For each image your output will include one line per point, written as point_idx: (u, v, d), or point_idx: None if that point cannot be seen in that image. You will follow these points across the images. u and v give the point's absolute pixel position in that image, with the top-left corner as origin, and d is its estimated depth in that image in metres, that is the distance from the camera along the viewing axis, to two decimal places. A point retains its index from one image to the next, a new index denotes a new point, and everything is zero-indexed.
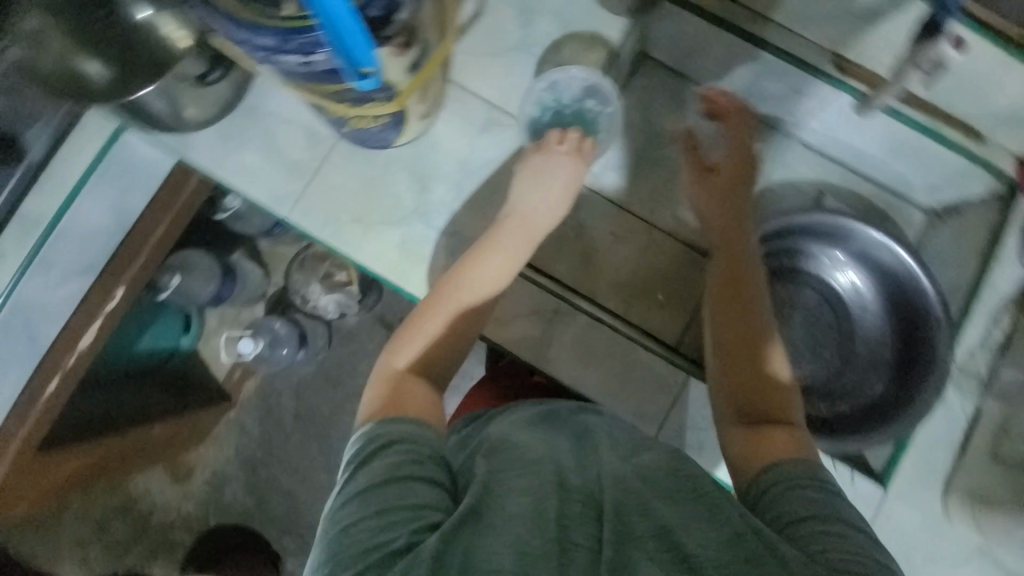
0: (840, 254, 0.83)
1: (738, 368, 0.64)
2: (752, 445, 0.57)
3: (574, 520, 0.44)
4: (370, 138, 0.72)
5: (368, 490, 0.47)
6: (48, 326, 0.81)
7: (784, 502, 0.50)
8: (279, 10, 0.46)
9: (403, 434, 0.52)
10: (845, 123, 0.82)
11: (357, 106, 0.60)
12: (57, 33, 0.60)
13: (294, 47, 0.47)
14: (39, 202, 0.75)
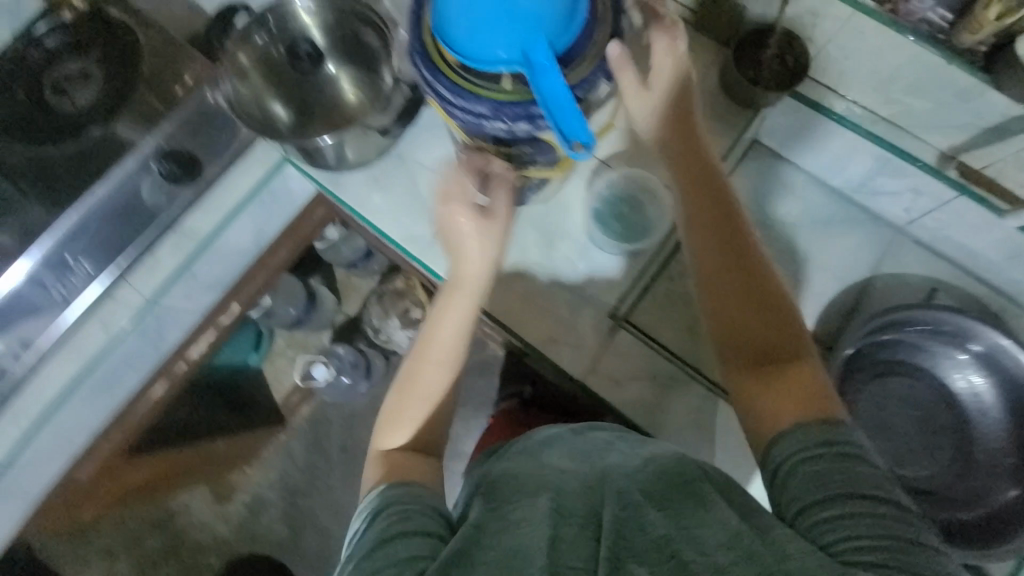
0: (964, 354, 0.80)
1: (728, 325, 0.63)
2: (756, 402, 0.59)
3: (569, 543, 0.46)
4: (506, 195, 0.76)
5: (370, 552, 0.49)
6: (173, 328, 0.88)
7: (796, 484, 0.50)
8: (500, 81, 0.52)
9: (397, 497, 0.55)
10: (967, 226, 0.82)
11: (526, 168, 0.66)
12: (263, 80, 0.75)
13: (503, 117, 0.54)
14: (200, 220, 0.82)
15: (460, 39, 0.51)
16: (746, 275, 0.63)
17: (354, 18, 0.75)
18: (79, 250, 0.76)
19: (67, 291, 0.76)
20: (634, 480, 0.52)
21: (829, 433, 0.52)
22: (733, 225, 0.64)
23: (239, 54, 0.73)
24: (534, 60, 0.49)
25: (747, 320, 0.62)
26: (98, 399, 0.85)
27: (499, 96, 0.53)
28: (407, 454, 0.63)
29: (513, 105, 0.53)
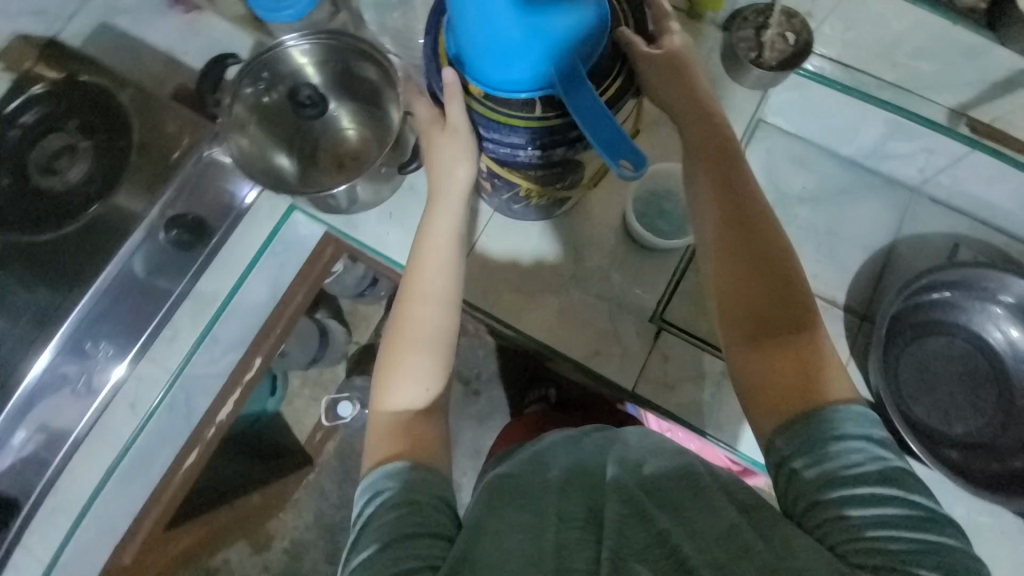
0: (999, 308, 0.81)
1: (729, 280, 0.56)
2: (764, 368, 0.52)
3: (573, 546, 0.45)
4: (530, 214, 0.75)
5: (368, 562, 0.45)
6: (201, 397, 0.83)
7: (799, 479, 0.47)
8: (532, 108, 0.53)
9: (397, 487, 0.50)
10: (982, 179, 0.82)
11: (546, 186, 0.65)
12: (261, 130, 0.72)
13: (540, 144, 0.56)
14: (215, 283, 0.78)
15: (488, 73, 0.52)
16: (752, 241, 0.56)
17: (349, 54, 0.73)
18: (99, 337, 0.76)
19: (89, 380, 0.76)
20: (636, 476, 0.50)
21: (852, 420, 0.47)
22: (733, 174, 0.59)
23: (236, 107, 0.70)
24: (565, 82, 0.49)
25: (752, 275, 0.55)
26: (129, 484, 0.80)
27: (535, 122, 0.54)
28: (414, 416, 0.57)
29: (548, 129, 0.55)
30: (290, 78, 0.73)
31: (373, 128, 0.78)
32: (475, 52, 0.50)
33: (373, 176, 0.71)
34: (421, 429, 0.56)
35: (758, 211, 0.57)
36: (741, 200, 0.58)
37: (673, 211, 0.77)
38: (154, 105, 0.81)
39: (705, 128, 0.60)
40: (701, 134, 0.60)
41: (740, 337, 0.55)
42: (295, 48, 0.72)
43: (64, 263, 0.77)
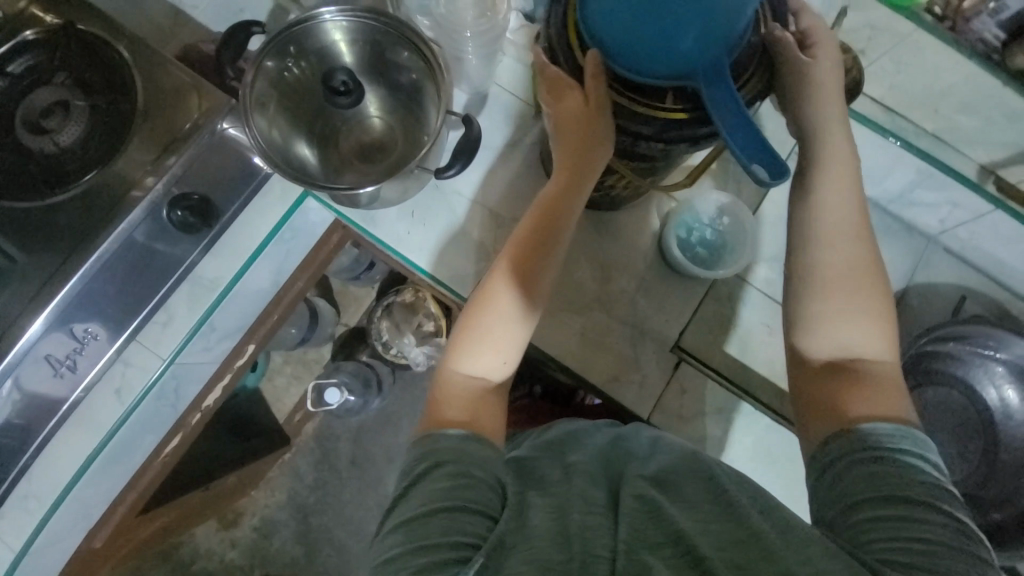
0: (999, 367, 0.84)
1: (836, 276, 0.55)
2: (855, 375, 0.53)
3: (595, 531, 0.44)
4: (604, 204, 0.74)
5: (413, 520, 0.45)
6: (190, 385, 0.78)
7: (846, 480, 0.47)
8: (663, 98, 0.51)
9: (456, 454, 0.49)
10: (999, 239, 0.84)
11: (638, 177, 0.64)
12: (281, 114, 0.66)
13: (665, 137, 0.53)
14: (216, 270, 0.73)
15: (617, 60, 0.50)
16: (850, 261, 0.55)
17: (387, 40, 0.67)
18: (91, 322, 0.67)
19: (76, 367, 0.68)
20: (653, 479, 0.51)
21: (912, 439, 0.48)
22: (849, 184, 0.57)
23: (257, 82, 0.64)
24: (707, 75, 0.47)
25: (857, 283, 0.55)
26: (110, 471, 0.76)
27: (664, 115, 0.52)
28: (482, 392, 0.56)
29: (676, 123, 0.52)
30: (318, 55, 0.67)
31: (401, 119, 0.72)
32: (606, 40, 0.49)
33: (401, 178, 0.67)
34: (491, 408, 0.55)
35: (862, 236, 0.56)
36: (851, 212, 0.57)
37: (716, 240, 0.77)
38: (147, 59, 0.67)
39: (825, 145, 0.57)
40: (824, 152, 0.57)
41: (818, 353, 0.55)
42: (331, 22, 0.65)
43: (38, 220, 0.65)
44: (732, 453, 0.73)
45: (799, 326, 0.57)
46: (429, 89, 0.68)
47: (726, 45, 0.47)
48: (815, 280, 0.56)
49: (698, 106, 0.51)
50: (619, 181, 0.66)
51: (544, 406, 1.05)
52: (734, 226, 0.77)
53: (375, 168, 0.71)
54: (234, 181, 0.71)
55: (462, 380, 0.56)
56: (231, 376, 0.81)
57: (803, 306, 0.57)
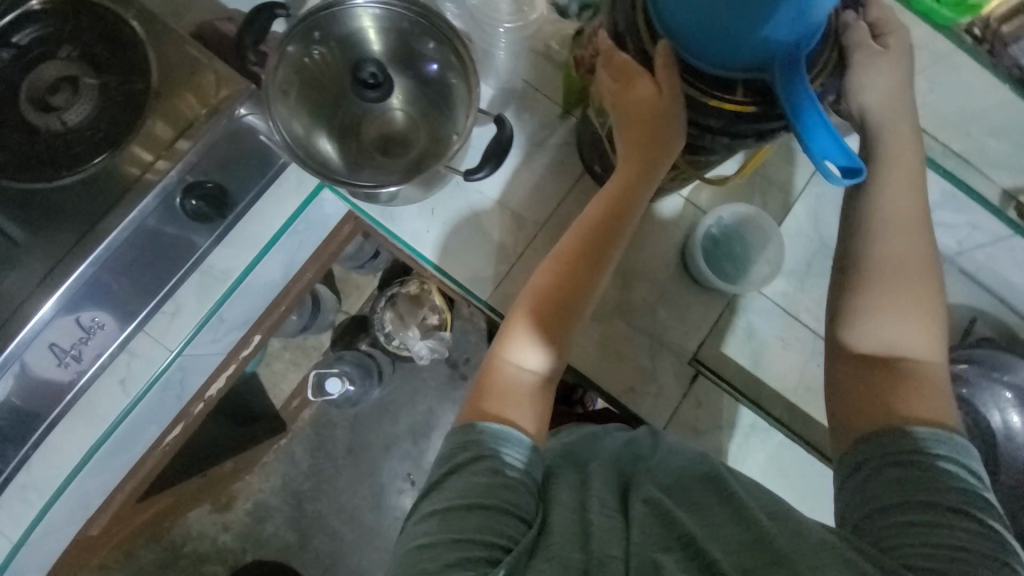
0: (1007, 392, 0.85)
1: (891, 269, 0.55)
2: (904, 375, 0.51)
3: (604, 531, 0.44)
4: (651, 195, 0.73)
5: (448, 511, 0.45)
6: (194, 375, 0.77)
7: (876, 484, 0.47)
8: (732, 90, 0.51)
9: (496, 447, 0.49)
10: (1015, 264, 0.84)
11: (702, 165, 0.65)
12: (300, 103, 0.63)
13: (731, 130, 0.54)
14: (227, 261, 0.71)
15: (688, 47, 0.50)
16: (905, 255, 0.55)
17: (415, 31, 0.65)
18: (99, 309, 0.64)
19: (82, 357, 0.65)
20: (662, 485, 0.50)
21: (951, 444, 0.47)
22: (919, 187, 0.56)
23: (280, 70, 0.61)
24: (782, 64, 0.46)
25: (909, 282, 0.54)
26: (111, 459, 0.74)
27: (731, 107, 0.52)
28: (523, 386, 0.55)
29: (743, 117, 0.52)
30: (342, 41, 0.65)
31: (428, 113, 0.69)
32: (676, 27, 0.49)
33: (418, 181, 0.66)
34: (537, 406, 0.55)
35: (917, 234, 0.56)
36: (910, 211, 0.56)
37: (741, 254, 0.76)
38: (164, 36, 0.64)
39: (891, 145, 0.56)
40: (886, 152, 0.56)
41: (859, 348, 0.54)
42: (360, 10, 0.63)
43: (43, 201, 0.62)
44: (742, 468, 0.73)
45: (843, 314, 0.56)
46: (455, 84, 0.66)
47: (806, 34, 0.45)
48: (868, 274, 0.55)
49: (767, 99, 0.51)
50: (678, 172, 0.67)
51: None
52: (761, 240, 0.76)
53: (399, 163, 0.68)
54: (250, 168, 0.68)
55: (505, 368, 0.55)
56: (234, 366, 0.81)
57: (849, 299, 0.56)
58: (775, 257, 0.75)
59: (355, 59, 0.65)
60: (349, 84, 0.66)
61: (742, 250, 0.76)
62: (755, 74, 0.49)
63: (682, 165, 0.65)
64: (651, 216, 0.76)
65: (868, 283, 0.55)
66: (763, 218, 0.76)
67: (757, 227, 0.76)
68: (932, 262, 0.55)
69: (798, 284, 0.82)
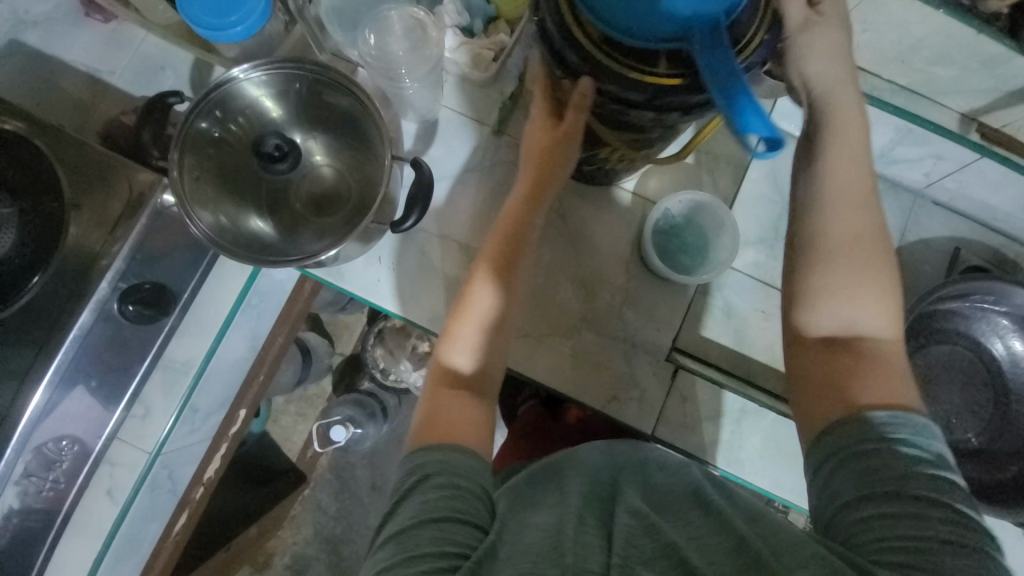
0: (1004, 320, 0.83)
1: (844, 241, 0.53)
2: (865, 358, 0.51)
3: (581, 547, 0.42)
4: (596, 177, 0.72)
5: (403, 532, 0.45)
6: (184, 467, 0.76)
7: (839, 477, 0.46)
8: (656, 63, 0.47)
9: (442, 464, 0.49)
10: (984, 185, 0.81)
11: (644, 147, 0.62)
12: (218, 190, 0.62)
13: (658, 103, 0.49)
14: (186, 351, 0.71)
15: (608, 19, 0.46)
16: (854, 230, 0.54)
17: (310, 82, 0.62)
18: (66, 432, 0.63)
19: (60, 481, 0.65)
20: (647, 494, 0.50)
21: (910, 425, 0.46)
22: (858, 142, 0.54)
23: (185, 158, 0.59)
24: (702, 36, 0.44)
25: (861, 263, 0.53)
26: (119, 566, 0.75)
27: (657, 80, 0.48)
28: (466, 400, 0.56)
29: (669, 89, 0.48)
30: (245, 115, 0.63)
31: (351, 165, 0.68)
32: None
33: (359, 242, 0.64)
34: (475, 417, 0.55)
35: (863, 214, 0.54)
36: (848, 188, 0.54)
37: (696, 243, 0.74)
38: (73, 150, 0.63)
39: (835, 121, 0.54)
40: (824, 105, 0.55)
41: (820, 327, 0.53)
42: (246, 82, 0.60)
43: None
44: (741, 455, 0.72)
45: (796, 305, 0.55)
46: (369, 129, 0.63)
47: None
48: (817, 261, 0.54)
49: (692, 71, 0.47)
50: (617, 151, 0.63)
51: (543, 403, 1.01)
52: (712, 221, 0.74)
53: (335, 221, 0.67)
54: (184, 260, 0.67)
55: (442, 388, 0.56)
56: (228, 443, 0.80)
57: (803, 278, 0.55)
58: (732, 238, 0.72)
59: (264, 129, 0.64)
60: (254, 158, 0.64)
61: (698, 236, 0.74)
62: (676, 42, 0.45)
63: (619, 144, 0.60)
64: (597, 219, 0.75)
65: (818, 273, 0.54)
66: (709, 201, 0.73)
67: (705, 210, 0.74)
68: (883, 232, 0.54)
69: (767, 253, 0.80)
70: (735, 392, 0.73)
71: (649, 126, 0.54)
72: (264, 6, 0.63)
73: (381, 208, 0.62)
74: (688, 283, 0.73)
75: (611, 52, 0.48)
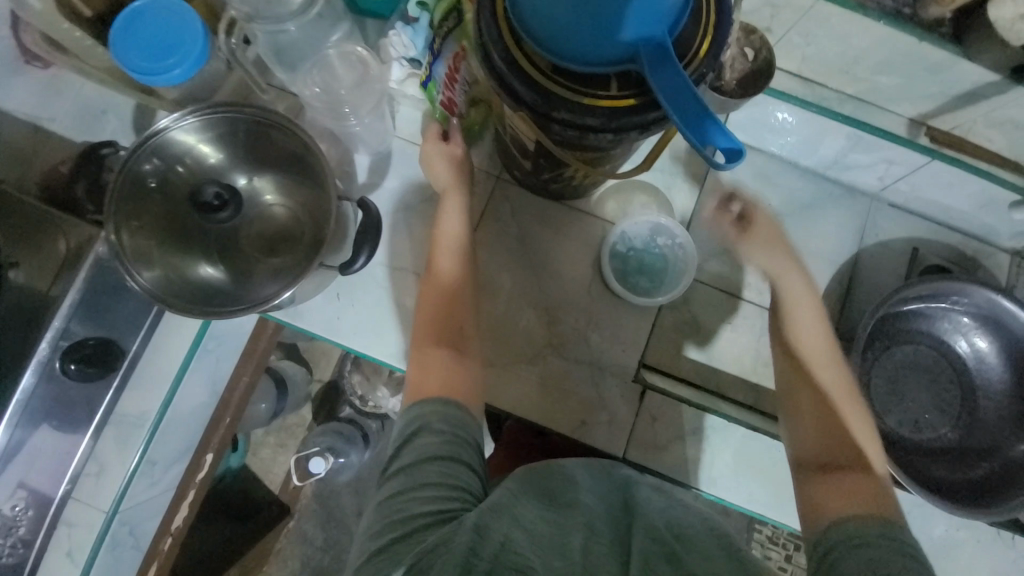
0: (964, 318, 0.84)
1: (819, 392, 0.59)
2: (844, 486, 0.51)
3: (597, 553, 0.41)
4: (566, 193, 0.71)
5: (411, 466, 0.48)
6: (147, 519, 0.74)
7: (846, 558, 0.44)
8: (607, 85, 0.45)
9: (441, 417, 0.52)
10: (937, 186, 0.82)
11: (606, 165, 0.59)
12: (157, 240, 0.59)
13: (615, 126, 0.46)
14: (140, 403, 0.68)
15: (556, 48, 0.43)
16: (829, 387, 0.60)
17: (247, 124, 0.60)
18: (20, 496, 0.61)
19: (18, 546, 0.63)
20: (666, 517, 0.48)
21: (891, 541, 0.44)
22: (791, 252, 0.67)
23: (119, 209, 0.56)
24: (652, 55, 0.41)
25: (834, 413, 0.58)
26: None
27: (610, 103, 0.45)
28: (447, 357, 0.59)
29: (625, 111, 0.45)
30: (183, 160, 0.61)
31: (300, 201, 0.66)
32: (539, 30, 0.43)
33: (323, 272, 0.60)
34: (458, 377, 0.58)
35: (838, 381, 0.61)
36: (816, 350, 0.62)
37: (655, 265, 0.74)
38: (9, 206, 0.61)
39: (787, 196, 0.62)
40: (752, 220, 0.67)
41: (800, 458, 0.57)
42: (179, 131, 0.59)
43: None
44: (715, 474, 0.71)
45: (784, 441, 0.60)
46: (313, 164, 0.62)
47: (662, 17, 0.41)
48: (797, 407, 0.60)
49: (646, 90, 0.45)
50: (581, 171, 0.61)
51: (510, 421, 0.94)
52: (665, 239, 0.73)
53: (288, 259, 0.64)
54: (133, 312, 0.65)
55: (427, 351, 0.60)
56: (194, 492, 0.78)
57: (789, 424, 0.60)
58: (689, 259, 0.72)
59: (205, 174, 0.62)
60: (189, 211, 0.61)
61: (658, 253, 0.74)
62: (626, 65, 0.43)
63: (580, 165, 0.57)
64: (557, 243, 0.75)
65: (799, 419, 0.59)
66: (667, 221, 0.73)
67: (660, 230, 0.73)
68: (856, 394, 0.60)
69: (730, 265, 0.80)
70: (704, 410, 0.73)
71: (609, 147, 0.51)
72: (201, 50, 0.62)
73: (329, 239, 0.58)
74: (650, 304, 0.73)
75: (561, 80, 0.45)
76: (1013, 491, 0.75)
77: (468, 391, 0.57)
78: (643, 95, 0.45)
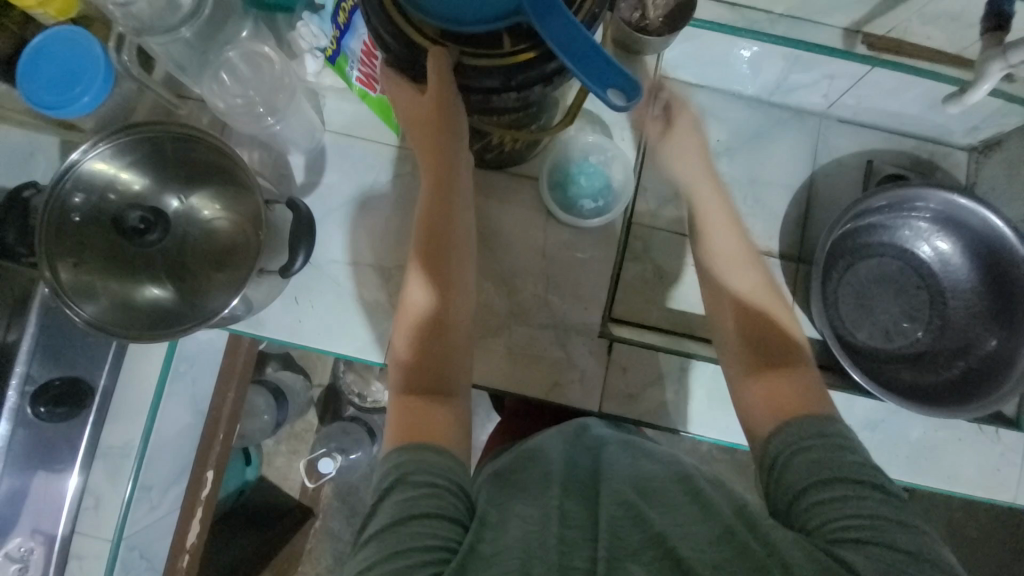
0: (923, 222, 0.84)
1: (743, 287, 0.57)
2: (783, 389, 0.52)
3: (572, 544, 0.42)
4: (504, 160, 0.71)
5: (386, 528, 0.44)
6: (159, 541, 0.77)
7: (785, 475, 0.48)
8: (499, 44, 0.44)
9: (420, 463, 0.47)
10: (881, 94, 0.80)
11: (530, 129, 0.59)
12: (100, 272, 0.59)
13: (516, 84, 0.46)
14: (123, 434, 0.70)
15: (439, 12, 0.43)
16: (754, 285, 0.58)
17: (167, 141, 0.60)
18: (26, 534, 0.64)
19: None
20: (634, 478, 0.49)
21: (831, 448, 0.47)
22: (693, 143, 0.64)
23: (56, 249, 0.57)
24: (536, 4, 0.41)
25: (762, 312, 0.56)
26: None
27: (506, 61, 0.45)
28: (435, 406, 0.53)
29: (523, 67, 0.45)
30: (111, 188, 0.60)
31: (238, 208, 0.63)
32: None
33: (269, 275, 0.61)
34: (442, 424, 0.52)
35: (756, 273, 0.59)
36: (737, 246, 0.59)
37: (593, 185, 0.74)
38: None
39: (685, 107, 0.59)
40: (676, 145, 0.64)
41: (738, 362, 0.56)
42: (91, 161, 0.59)
43: None
44: (694, 414, 0.73)
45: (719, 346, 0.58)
46: (239, 173, 0.61)
47: None
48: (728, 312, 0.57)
49: (539, 43, 0.44)
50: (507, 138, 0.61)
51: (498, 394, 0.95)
52: (597, 153, 0.74)
53: (237, 271, 0.61)
54: (94, 347, 0.66)
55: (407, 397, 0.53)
56: (202, 507, 0.82)
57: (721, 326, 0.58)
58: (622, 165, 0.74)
59: (138, 198, 0.61)
60: (121, 239, 0.59)
61: (596, 170, 0.74)
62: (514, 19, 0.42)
63: (502, 130, 0.57)
64: (504, 213, 0.74)
65: (731, 325, 0.57)
66: (592, 136, 0.74)
67: (590, 145, 0.74)
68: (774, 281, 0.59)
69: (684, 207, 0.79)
70: (674, 354, 0.74)
71: (521, 106, 0.51)
72: (105, 69, 0.60)
73: (264, 245, 0.59)
74: (588, 228, 0.74)
75: (454, 45, 0.45)
76: (987, 386, 0.76)
77: (453, 436, 0.51)
78: (536, 48, 0.44)
